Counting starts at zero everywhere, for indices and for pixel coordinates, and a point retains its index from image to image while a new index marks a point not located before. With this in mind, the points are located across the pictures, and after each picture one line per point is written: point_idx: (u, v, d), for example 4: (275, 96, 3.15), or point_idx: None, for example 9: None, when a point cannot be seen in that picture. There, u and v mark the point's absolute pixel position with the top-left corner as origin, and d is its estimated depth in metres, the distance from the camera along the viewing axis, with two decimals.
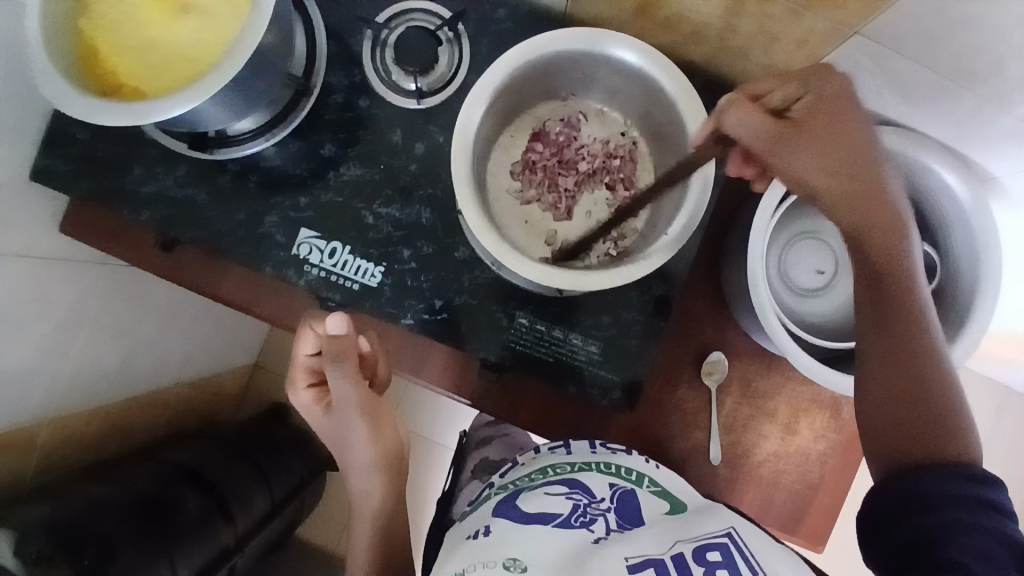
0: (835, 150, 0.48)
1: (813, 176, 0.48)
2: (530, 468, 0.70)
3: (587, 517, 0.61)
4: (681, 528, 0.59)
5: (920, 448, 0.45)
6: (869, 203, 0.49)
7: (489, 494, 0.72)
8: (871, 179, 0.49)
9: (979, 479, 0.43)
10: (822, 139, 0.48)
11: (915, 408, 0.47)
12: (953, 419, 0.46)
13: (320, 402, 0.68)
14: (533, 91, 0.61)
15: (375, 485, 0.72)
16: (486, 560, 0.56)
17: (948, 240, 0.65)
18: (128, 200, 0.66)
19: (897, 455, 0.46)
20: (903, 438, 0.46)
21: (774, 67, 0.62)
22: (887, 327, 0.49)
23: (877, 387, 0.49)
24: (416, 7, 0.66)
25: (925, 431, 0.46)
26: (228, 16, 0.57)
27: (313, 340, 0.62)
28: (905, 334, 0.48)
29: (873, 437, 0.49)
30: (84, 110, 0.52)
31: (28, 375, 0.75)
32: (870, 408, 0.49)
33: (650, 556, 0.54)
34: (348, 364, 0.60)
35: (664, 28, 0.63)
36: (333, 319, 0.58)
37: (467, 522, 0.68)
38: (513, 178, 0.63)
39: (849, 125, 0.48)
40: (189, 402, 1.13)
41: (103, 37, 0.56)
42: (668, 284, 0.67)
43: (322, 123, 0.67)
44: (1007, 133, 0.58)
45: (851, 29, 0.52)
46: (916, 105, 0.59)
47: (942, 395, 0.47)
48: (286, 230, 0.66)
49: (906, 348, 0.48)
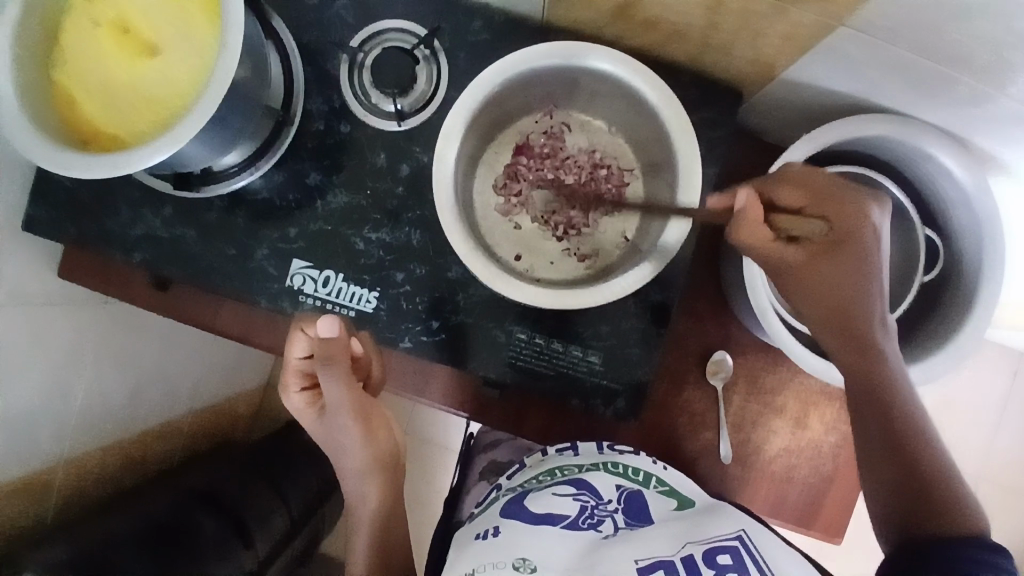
0: (826, 289, 0.52)
1: (809, 303, 0.54)
2: (539, 469, 0.69)
3: (595, 518, 0.63)
4: (691, 530, 0.58)
5: (927, 519, 0.48)
6: (847, 308, 0.52)
7: (495, 495, 0.70)
8: (838, 262, 0.51)
9: (988, 547, 0.45)
10: (816, 275, 0.52)
11: (920, 495, 0.49)
12: (958, 494, 0.49)
13: (313, 405, 0.66)
14: (512, 107, 0.60)
15: (371, 489, 0.69)
16: (495, 561, 0.55)
17: (950, 223, 0.65)
18: (118, 244, 0.66)
19: (907, 524, 0.49)
20: (913, 511, 0.49)
21: (762, 60, 0.59)
22: (876, 424, 0.52)
23: (877, 478, 0.51)
24: (391, 26, 0.65)
25: (932, 512, 0.48)
26: (197, 54, 0.56)
27: (304, 343, 0.61)
28: (899, 437, 0.51)
29: (880, 501, 0.51)
30: (58, 161, 0.52)
31: (30, 421, 0.76)
32: (873, 476, 0.52)
33: (659, 558, 0.54)
34: (338, 368, 0.61)
35: (645, 29, 0.61)
36: (325, 321, 0.58)
37: (474, 524, 0.66)
38: (497, 194, 0.63)
39: (851, 267, 0.51)
40: (204, 426, 1.14)
41: (76, 84, 0.56)
42: (669, 290, 0.66)
43: (304, 152, 0.66)
44: (1010, 118, 0.54)
45: (836, 21, 0.50)
46: (906, 91, 0.57)
47: (940, 472, 0.50)
48: (278, 262, 0.66)
49: (900, 423, 0.51)
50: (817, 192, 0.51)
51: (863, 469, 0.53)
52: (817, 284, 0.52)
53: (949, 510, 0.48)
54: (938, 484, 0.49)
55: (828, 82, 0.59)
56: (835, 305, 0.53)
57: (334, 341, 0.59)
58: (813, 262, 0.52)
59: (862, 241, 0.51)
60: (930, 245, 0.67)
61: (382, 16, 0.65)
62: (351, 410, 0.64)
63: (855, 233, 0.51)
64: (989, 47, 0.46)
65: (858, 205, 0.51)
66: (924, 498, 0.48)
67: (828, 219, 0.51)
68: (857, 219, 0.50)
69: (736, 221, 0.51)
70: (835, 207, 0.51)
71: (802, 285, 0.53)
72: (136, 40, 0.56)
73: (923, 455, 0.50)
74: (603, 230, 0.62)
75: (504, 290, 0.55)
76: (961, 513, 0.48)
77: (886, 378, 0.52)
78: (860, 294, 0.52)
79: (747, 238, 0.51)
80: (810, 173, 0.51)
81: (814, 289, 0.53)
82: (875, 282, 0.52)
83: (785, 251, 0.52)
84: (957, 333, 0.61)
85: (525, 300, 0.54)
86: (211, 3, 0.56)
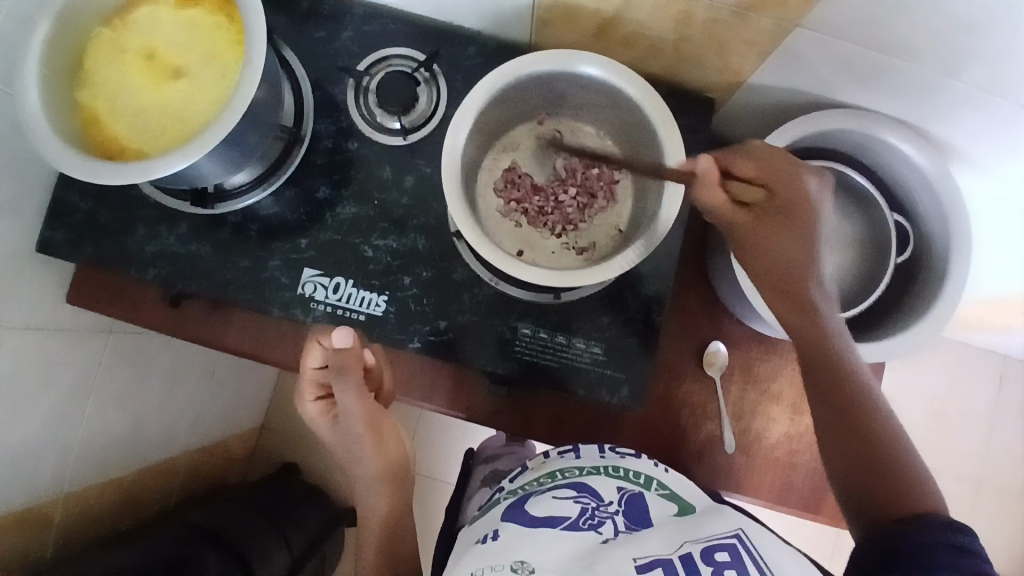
0: (772, 248, 0.59)
1: (757, 266, 0.60)
2: (540, 472, 0.67)
3: (595, 519, 0.60)
4: (688, 530, 0.57)
5: (892, 497, 0.52)
6: (794, 271, 0.59)
7: (497, 498, 0.68)
8: (782, 223, 0.59)
9: (954, 528, 0.48)
10: (762, 234, 0.60)
11: (884, 473, 0.53)
12: (916, 472, 0.53)
13: (327, 413, 0.68)
14: (509, 116, 0.66)
15: (380, 499, 0.70)
16: (492, 564, 0.54)
17: (916, 208, 0.71)
18: (133, 261, 0.69)
19: (877, 503, 0.52)
20: (878, 489, 0.53)
21: (730, 68, 0.66)
22: (827, 395, 0.57)
23: (831, 448, 0.56)
24: (393, 53, 0.71)
25: (896, 493, 0.52)
26: (219, 75, 0.61)
27: (319, 354, 0.61)
28: (852, 410, 0.56)
29: (847, 479, 0.55)
30: (90, 170, 0.55)
31: (38, 453, 0.75)
32: (839, 454, 0.56)
33: (657, 557, 0.53)
34: (352, 378, 0.62)
35: (624, 46, 0.68)
36: (339, 334, 0.60)
37: (477, 526, 0.64)
38: (497, 196, 0.68)
39: (793, 231, 0.59)
40: (201, 468, 1.13)
41: (103, 106, 0.60)
42: (662, 282, 0.70)
43: (313, 169, 0.70)
44: (960, 99, 0.61)
45: (793, 23, 0.56)
46: (862, 85, 0.64)
47: (898, 452, 0.54)
48: (289, 272, 0.69)
49: (859, 404, 0.56)
50: (766, 165, 0.59)
51: (828, 448, 0.57)
52: (762, 242, 0.60)
53: (910, 488, 0.52)
54: (892, 456, 0.54)
55: (791, 84, 0.66)
56: (780, 266, 0.59)
57: (349, 352, 0.61)
58: (759, 223, 0.60)
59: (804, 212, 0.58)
60: (901, 230, 0.72)
61: (385, 45, 0.71)
62: (362, 420, 0.65)
63: (795, 201, 0.58)
64: (931, 30, 0.53)
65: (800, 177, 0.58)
66: (889, 478, 0.52)
67: (773, 189, 0.59)
68: (798, 188, 0.58)
69: (699, 181, 0.58)
70: (781, 176, 0.58)
71: (750, 244, 0.60)
72: (162, 66, 0.61)
73: (882, 436, 0.55)
74: (598, 224, 0.68)
75: (512, 273, 0.58)
76: (922, 492, 0.52)
77: (841, 359, 0.57)
78: (801, 256, 0.59)
79: (706, 196, 0.59)
80: (763, 149, 0.59)
81: (758, 244, 0.60)
82: (815, 251, 0.59)
83: (736, 215, 0.60)
84: (932, 306, 0.66)
85: (532, 280, 0.58)
86: (233, 33, 0.61)
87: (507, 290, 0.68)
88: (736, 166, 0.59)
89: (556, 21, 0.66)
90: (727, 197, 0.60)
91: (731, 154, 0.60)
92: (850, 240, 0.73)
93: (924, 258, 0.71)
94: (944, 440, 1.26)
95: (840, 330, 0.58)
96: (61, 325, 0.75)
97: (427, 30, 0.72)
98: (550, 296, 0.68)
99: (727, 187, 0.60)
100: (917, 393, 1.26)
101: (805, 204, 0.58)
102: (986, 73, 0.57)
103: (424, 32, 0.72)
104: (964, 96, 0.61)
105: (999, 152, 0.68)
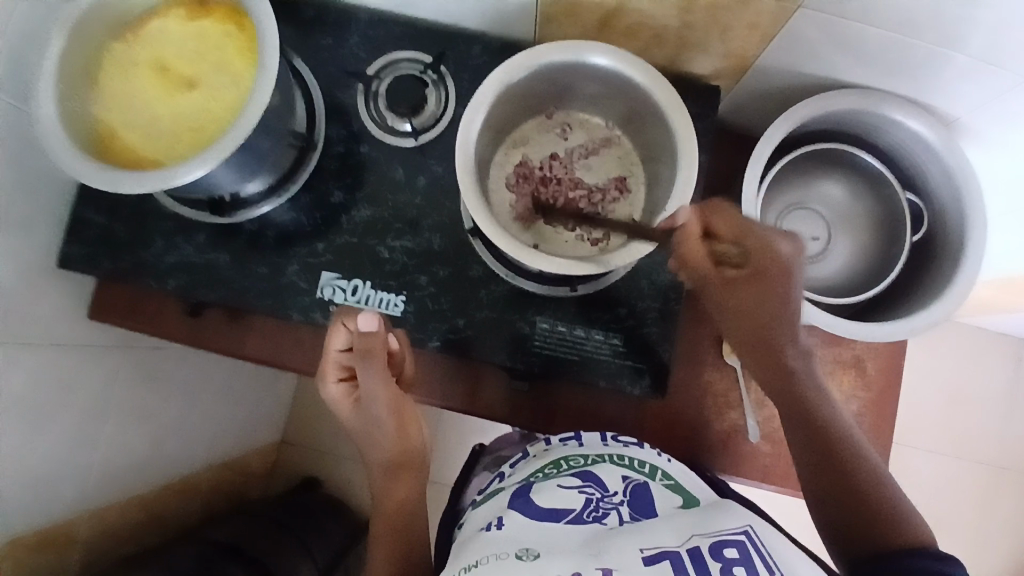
0: (747, 308, 0.59)
1: (729, 324, 0.61)
2: (544, 460, 0.63)
3: (600, 511, 0.57)
4: (698, 523, 0.53)
5: (870, 527, 0.52)
6: (767, 331, 0.59)
7: (499, 485, 0.63)
8: (760, 283, 0.58)
9: (936, 557, 0.48)
10: (735, 296, 0.59)
11: (859, 501, 0.54)
12: (896, 501, 0.53)
13: (350, 397, 0.67)
14: (518, 111, 0.67)
15: (393, 487, 0.67)
16: (496, 552, 0.50)
17: (929, 186, 0.71)
18: (153, 273, 0.70)
19: (855, 536, 0.53)
20: (855, 518, 0.53)
21: (734, 55, 0.67)
22: (801, 434, 0.58)
23: (812, 483, 0.57)
24: (401, 56, 0.72)
25: (877, 521, 0.52)
26: (233, 83, 0.61)
27: (345, 336, 0.63)
28: (828, 444, 0.56)
29: (825, 509, 0.55)
30: (109, 181, 0.56)
31: (61, 470, 0.75)
32: (815, 481, 0.56)
33: (665, 549, 0.49)
34: (377, 361, 0.63)
35: (628, 37, 0.68)
36: (366, 316, 0.62)
37: (477, 514, 0.60)
38: (509, 191, 0.69)
39: (767, 295, 0.58)
40: (220, 485, 1.12)
41: (120, 119, 0.61)
42: (678, 269, 0.70)
43: (327, 174, 0.71)
44: (964, 72, 0.61)
45: (795, 4, 0.57)
46: (866, 64, 0.64)
47: (876, 479, 0.55)
48: (307, 277, 0.70)
49: (831, 431, 0.57)
50: (743, 226, 0.58)
51: (804, 474, 0.58)
52: (738, 303, 0.59)
53: (890, 519, 0.52)
54: (868, 484, 0.54)
55: (795, 67, 0.67)
56: (748, 328, 0.60)
57: (373, 337, 0.62)
58: (732, 284, 0.59)
59: (776, 277, 0.57)
60: (914, 208, 0.73)
61: (391, 50, 0.72)
62: (384, 404, 0.65)
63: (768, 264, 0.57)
64: (932, 2, 0.54)
65: (765, 247, 0.57)
66: (864, 508, 0.53)
67: (748, 249, 0.58)
68: (771, 254, 0.57)
69: (680, 235, 0.57)
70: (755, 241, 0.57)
71: (726, 302, 0.60)
72: (177, 77, 0.62)
73: (857, 461, 0.56)
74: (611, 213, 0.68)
75: (528, 263, 0.58)
76: (904, 524, 0.52)
77: (810, 395, 0.58)
78: (775, 321, 0.59)
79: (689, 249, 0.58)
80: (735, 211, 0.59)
81: (736, 305, 0.59)
82: (790, 314, 0.58)
83: (710, 273, 0.59)
84: (952, 282, 0.66)
85: (549, 270, 0.58)
86: (243, 43, 0.62)
87: (522, 284, 0.68)
88: (715, 223, 0.58)
89: (560, 16, 0.67)
90: (705, 256, 0.59)
91: (714, 210, 0.59)
92: (861, 219, 0.76)
93: (940, 235, 0.71)
94: (966, 426, 1.25)
95: (811, 375, 0.59)
96: (82, 341, 0.75)
97: (432, 32, 0.73)
98: (564, 288, 0.68)
99: (708, 247, 0.59)
100: (935, 379, 1.25)
101: (776, 269, 0.57)
102: (991, 43, 0.57)
103: (429, 34, 0.73)
104: (969, 67, 0.61)
105: (1007, 127, 0.67)
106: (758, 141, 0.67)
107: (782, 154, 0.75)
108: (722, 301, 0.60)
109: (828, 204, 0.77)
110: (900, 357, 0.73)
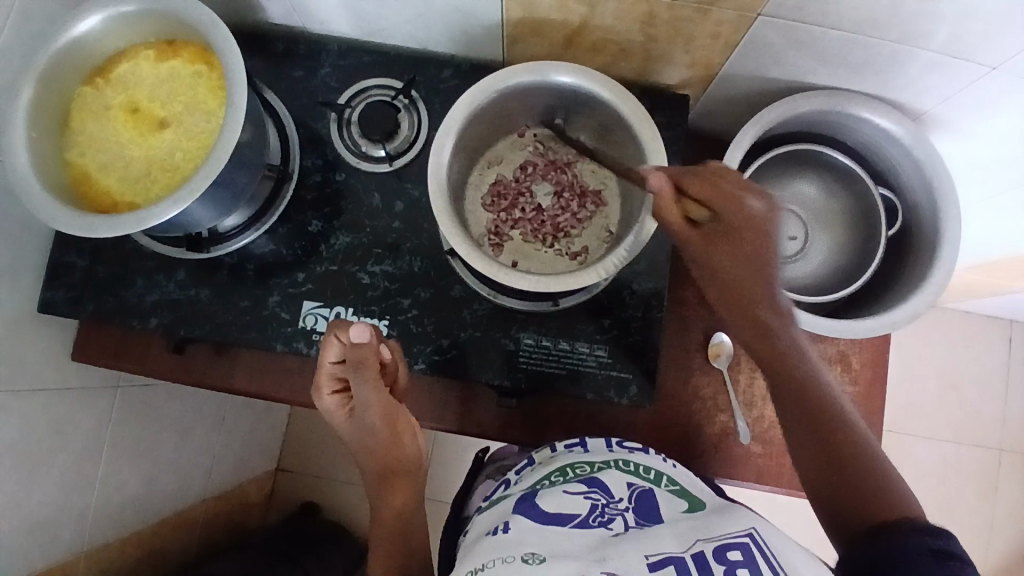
0: (725, 270, 0.60)
1: (711, 284, 0.62)
2: (549, 468, 0.63)
3: (606, 516, 0.56)
4: (700, 527, 0.53)
5: (862, 500, 0.52)
6: (749, 295, 0.59)
7: (503, 493, 0.63)
8: (738, 241, 0.58)
9: (931, 532, 0.47)
10: (716, 253, 0.59)
11: (851, 472, 0.53)
12: (887, 475, 0.53)
13: (344, 406, 0.66)
14: (490, 131, 0.68)
15: (387, 497, 0.67)
16: (503, 556, 0.49)
17: (900, 180, 0.72)
18: (135, 312, 0.70)
19: (849, 508, 0.52)
20: (847, 490, 0.53)
21: (699, 63, 0.68)
22: (794, 404, 0.57)
23: (802, 456, 0.56)
24: (373, 84, 0.73)
25: (870, 497, 0.52)
26: (203, 121, 0.62)
27: (338, 349, 0.61)
28: (820, 417, 0.56)
29: (819, 481, 0.55)
30: (82, 226, 0.56)
31: (55, 515, 0.74)
32: (804, 454, 0.56)
33: (669, 553, 0.49)
34: (370, 372, 0.61)
35: (594, 52, 0.69)
36: (359, 328, 0.60)
37: (482, 520, 0.59)
38: (486, 211, 0.70)
39: (745, 251, 0.58)
40: (219, 517, 1.11)
41: (93, 163, 0.61)
42: (659, 277, 0.70)
43: (304, 204, 0.71)
44: (927, 66, 0.62)
45: (753, 12, 0.58)
46: (830, 65, 0.65)
47: (865, 453, 0.54)
48: (289, 307, 0.70)
49: (821, 402, 0.56)
50: (719, 191, 0.57)
51: (795, 448, 0.57)
52: (721, 262, 0.60)
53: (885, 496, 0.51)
54: (856, 454, 0.54)
55: (759, 70, 0.68)
56: (728, 289, 0.60)
57: (366, 347, 0.60)
58: (712, 242, 0.59)
59: (752, 234, 0.58)
60: (887, 203, 0.74)
61: (362, 77, 0.73)
62: (379, 414, 0.64)
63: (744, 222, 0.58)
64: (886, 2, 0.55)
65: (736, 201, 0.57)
66: (855, 481, 0.53)
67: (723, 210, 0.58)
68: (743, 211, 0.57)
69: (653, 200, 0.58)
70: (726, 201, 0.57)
71: (708, 262, 0.60)
72: (148, 118, 0.62)
73: (847, 434, 0.55)
74: (585, 228, 0.69)
75: (506, 283, 0.58)
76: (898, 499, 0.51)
77: (795, 363, 0.58)
78: (752, 281, 0.59)
79: (665, 208, 0.58)
80: (708, 169, 0.59)
81: (720, 266, 0.60)
82: (769, 278, 0.59)
83: (690, 235, 0.60)
84: (928, 278, 0.67)
85: (529, 287, 0.58)
86: (213, 81, 0.63)
87: (506, 303, 0.68)
88: (687, 182, 0.58)
89: (525, 35, 0.68)
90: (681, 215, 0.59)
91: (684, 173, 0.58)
92: (837, 216, 0.76)
93: (915, 227, 0.72)
94: (960, 411, 1.25)
95: (798, 344, 0.59)
96: (70, 384, 0.75)
97: (401, 58, 0.73)
98: (548, 303, 0.68)
99: (681, 203, 0.59)
100: (925, 366, 1.26)
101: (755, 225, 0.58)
102: (950, 38, 0.58)
103: (399, 60, 0.73)
104: (932, 62, 0.61)
105: (974, 117, 0.68)
106: (731, 146, 0.68)
107: (755, 156, 0.75)
108: (702, 259, 0.60)
109: (804, 202, 0.77)
110: (885, 350, 0.74)
